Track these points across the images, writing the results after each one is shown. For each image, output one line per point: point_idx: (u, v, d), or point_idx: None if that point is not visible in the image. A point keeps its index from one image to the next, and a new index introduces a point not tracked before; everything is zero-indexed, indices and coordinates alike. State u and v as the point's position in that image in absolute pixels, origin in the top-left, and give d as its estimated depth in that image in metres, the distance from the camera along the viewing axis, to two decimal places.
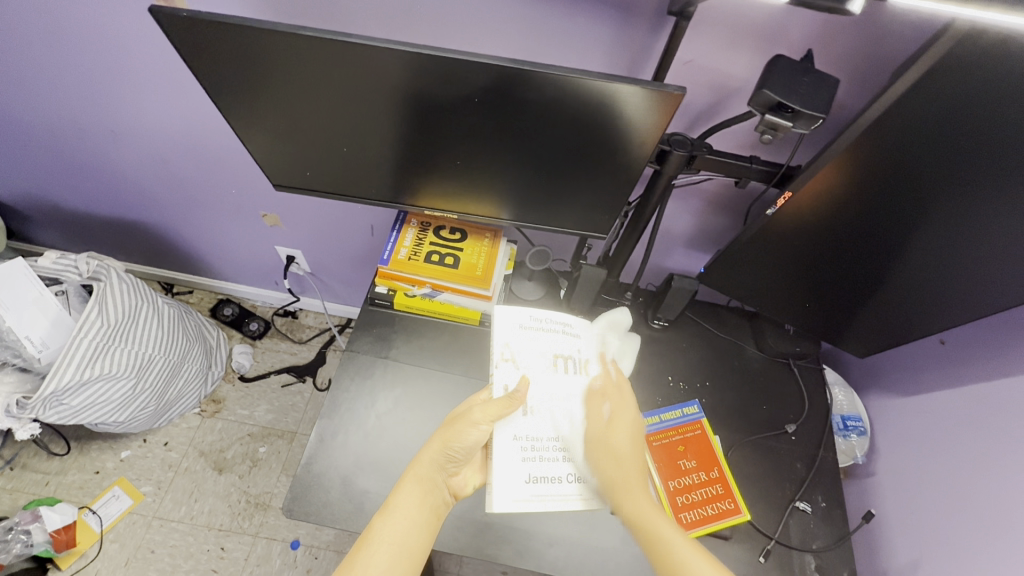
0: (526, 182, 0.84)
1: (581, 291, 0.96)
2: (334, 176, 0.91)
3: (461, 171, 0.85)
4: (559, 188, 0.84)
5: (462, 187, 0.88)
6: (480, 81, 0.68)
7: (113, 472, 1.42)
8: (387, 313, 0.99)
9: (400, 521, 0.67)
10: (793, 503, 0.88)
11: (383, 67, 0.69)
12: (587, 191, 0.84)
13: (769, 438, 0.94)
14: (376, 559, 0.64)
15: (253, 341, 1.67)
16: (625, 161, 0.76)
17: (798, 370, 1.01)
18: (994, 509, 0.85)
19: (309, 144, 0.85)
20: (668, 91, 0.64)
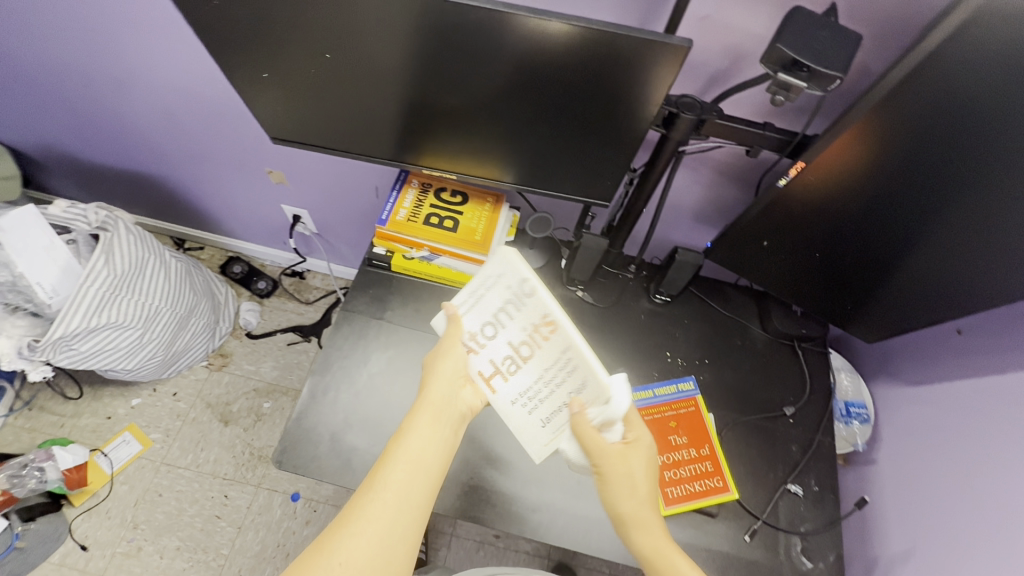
0: (528, 144, 0.82)
1: (582, 262, 0.93)
2: (333, 130, 0.89)
3: (462, 130, 0.82)
4: (560, 148, 0.81)
5: (462, 146, 0.86)
6: (484, 33, 0.65)
7: (124, 418, 1.48)
8: (385, 275, 0.98)
9: (418, 440, 0.66)
10: (783, 486, 0.87)
11: (380, 14, 0.65)
12: (589, 152, 0.80)
13: (765, 419, 0.92)
14: (394, 475, 0.62)
15: (260, 299, 1.70)
16: (629, 121, 0.73)
17: (802, 353, 0.98)
18: (994, 505, 0.82)
19: (308, 98, 0.82)
20: (676, 44, 0.60)
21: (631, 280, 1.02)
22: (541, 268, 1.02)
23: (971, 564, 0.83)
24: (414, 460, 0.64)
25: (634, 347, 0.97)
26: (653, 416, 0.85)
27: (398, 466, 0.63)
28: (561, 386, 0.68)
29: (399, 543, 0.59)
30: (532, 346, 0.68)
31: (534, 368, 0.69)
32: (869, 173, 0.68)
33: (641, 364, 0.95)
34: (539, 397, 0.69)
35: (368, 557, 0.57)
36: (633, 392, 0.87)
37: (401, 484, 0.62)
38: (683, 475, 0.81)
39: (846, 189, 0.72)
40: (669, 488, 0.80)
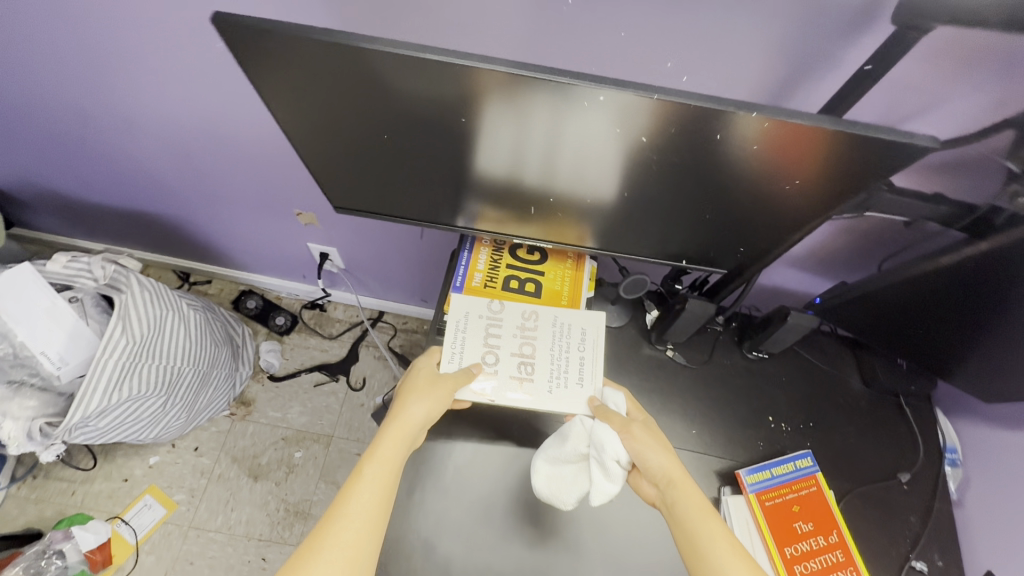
0: (643, 218, 0.70)
1: (682, 325, 0.85)
2: (400, 200, 0.76)
3: (567, 203, 0.70)
4: (663, 221, 0.70)
5: (546, 215, 0.74)
6: (638, 120, 0.53)
7: (142, 479, 1.36)
8: None
9: (388, 470, 0.65)
10: (908, 561, 0.81)
11: (504, 95, 0.53)
12: (700, 226, 0.70)
13: (879, 488, 0.86)
14: (364, 500, 0.61)
15: (280, 337, 1.57)
16: (764, 202, 0.62)
17: (910, 410, 0.91)
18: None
19: (382, 171, 0.70)
20: (910, 143, 0.48)
21: (720, 334, 0.94)
22: (624, 326, 0.93)
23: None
24: (384, 487, 0.63)
25: (733, 412, 0.89)
26: (774, 502, 0.78)
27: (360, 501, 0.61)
28: (572, 350, 0.79)
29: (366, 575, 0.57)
30: (529, 343, 0.79)
31: (543, 356, 0.79)
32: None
33: (743, 432, 0.87)
34: (562, 373, 0.78)
35: None
36: (750, 473, 0.80)
37: (370, 511, 0.60)
38: (814, 568, 0.74)
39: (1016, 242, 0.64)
40: None
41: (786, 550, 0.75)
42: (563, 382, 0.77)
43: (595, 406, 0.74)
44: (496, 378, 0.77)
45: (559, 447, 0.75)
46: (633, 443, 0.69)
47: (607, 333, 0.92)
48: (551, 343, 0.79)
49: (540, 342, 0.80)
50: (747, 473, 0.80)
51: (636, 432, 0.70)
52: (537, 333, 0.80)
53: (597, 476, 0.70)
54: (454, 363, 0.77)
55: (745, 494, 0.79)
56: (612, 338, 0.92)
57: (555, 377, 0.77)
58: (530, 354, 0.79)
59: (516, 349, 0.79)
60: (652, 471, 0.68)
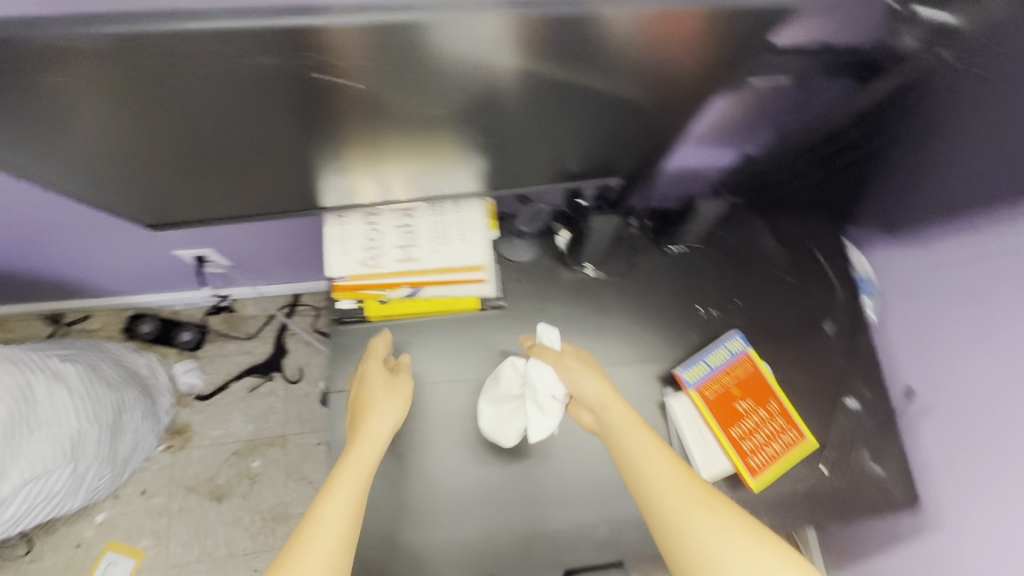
0: (538, 145, 0.63)
1: (594, 242, 0.79)
2: (220, 195, 0.64)
3: (432, 158, 0.62)
4: (537, 147, 0.62)
5: (409, 175, 0.65)
6: (468, 51, 0.44)
7: (96, 539, 1.27)
8: (363, 329, 0.78)
9: (360, 470, 0.61)
10: (841, 402, 0.87)
11: (288, 54, 0.41)
12: (577, 140, 0.62)
13: (808, 344, 0.89)
14: (332, 507, 0.57)
15: (194, 352, 1.42)
16: (634, 98, 0.55)
17: (825, 261, 0.93)
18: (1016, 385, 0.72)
19: (221, 168, 0.58)
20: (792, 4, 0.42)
21: (636, 236, 0.90)
22: (539, 257, 0.86)
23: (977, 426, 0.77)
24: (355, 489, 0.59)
25: (663, 312, 0.87)
26: (715, 391, 0.80)
27: (328, 525, 0.56)
28: (449, 212, 0.75)
29: None
30: (406, 213, 0.74)
31: (422, 221, 0.74)
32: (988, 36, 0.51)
33: (676, 329, 0.87)
34: (446, 236, 0.74)
35: None
36: (686, 372, 0.81)
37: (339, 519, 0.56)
38: (760, 440, 0.78)
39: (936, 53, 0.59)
40: (751, 460, 0.77)
41: (732, 433, 0.78)
42: (445, 241, 0.73)
43: (532, 346, 0.73)
44: (379, 251, 0.71)
45: (494, 387, 0.76)
46: (567, 373, 0.68)
47: (522, 269, 0.86)
48: (431, 241, 0.73)
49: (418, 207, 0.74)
50: (683, 372, 0.81)
51: (570, 361, 0.69)
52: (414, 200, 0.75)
53: (532, 411, 0.71)
54: (332, 270, 0.70)
55: (688, 392, 0.80)
56: (529, 274, 0.86)
57: (438, 238, 0.73)
58: (412, 256, 0.72)
59: (394, 223, 0.73)
60: (585, 397, 0.67)
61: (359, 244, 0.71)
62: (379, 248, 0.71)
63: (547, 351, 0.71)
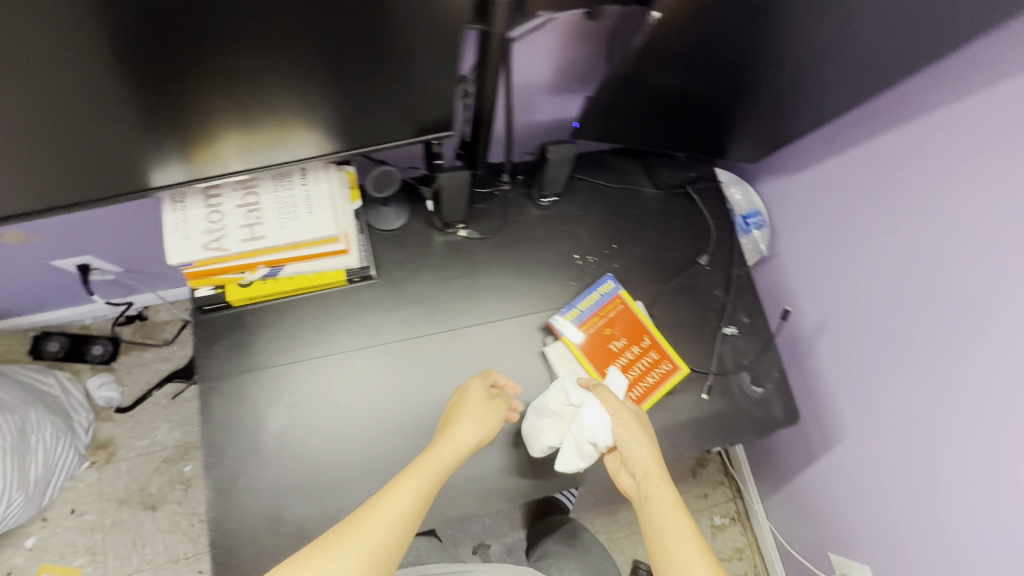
0: (367, 84, 0.61)
1: (452, 202, 0.78)
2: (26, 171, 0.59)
3: (266, 107, 0.61)
4: (367, 88, 0.62)
5: (248, 130, 0.63)
6: None
7: (28, 564, 1.25)
8: (227, 315, 0.77)
9: (414, 491, 0.64)
10: (720, 331, 0.89)
11: None
12: (405, 79, 0.62)
13: (687, 278, 0.91)
14: (376, 524, 0.60)
15: (108, 366, 1.38)
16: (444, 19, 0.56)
17: (698, 196, 0.95)
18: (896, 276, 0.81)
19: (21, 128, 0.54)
20: None
21: (509, 191, 0.90)
22: (409, 224, 0.86)
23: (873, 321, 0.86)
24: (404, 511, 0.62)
25: (540, 264, 0.88)
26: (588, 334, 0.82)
27: (384, 519, 0.61)
28: (295, 185, 0.73)
29: None
30: (250, 191, 0.72)
31: (267, 197, 0.72)
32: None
33: (554, 279, 0.87)
34: (293, 210, 0.72)
35: None
36: (558, 318, 0.82)
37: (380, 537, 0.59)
38: (634, 375, 0.82)
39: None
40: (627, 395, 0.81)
41: (607, 371, 0.81)
42: (294, 214, 0.72)
43: (597, 387, 0.74)
44: (222, 232, 0.69)
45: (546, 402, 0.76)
46: (625, 427, 0.71)
47: (393, 237, 0.85)
48: (278, 216, 0.71)
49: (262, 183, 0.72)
50: (556, 319, 0.82)
51: (628, 420, 0.72)
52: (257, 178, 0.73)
53: (569, 442, 0.72)
54: (173, 257, 0.68)
55: (562, 338, 0.82)
56: (400, 241, 0.85)
57: (285, 212, 0.71)
58: (258, 234, 0.70)
59: (238, 202, 0.71)
60: (632, 461, 0.71)
61: (200, 227, 0.69)
62: (222, 229, 0.69)
63: (612, 400, 0.73)
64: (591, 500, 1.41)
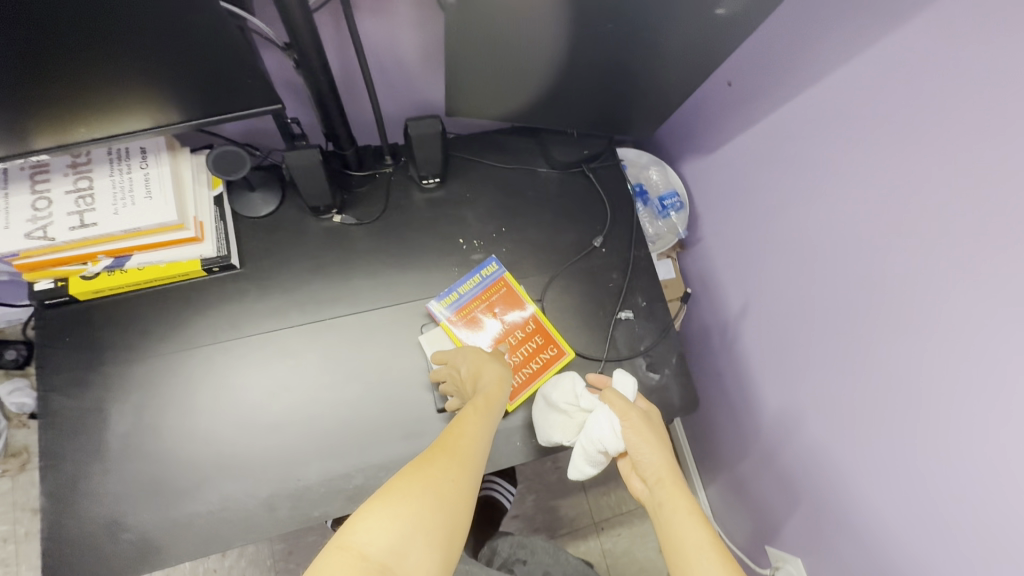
0: (159, 58, 0.55)
1: (310, 185, 0.75)
2: None
3: (47, 81, 0.54)
4: (160, 59, 0.55)
5: (39, 105, 0.57)
6: None
7: None
8: (76, 309, 0.73)
9: (483, 433, 0.59)
10: (615, 316, 0.84)
11: None
12: (199, 46, 0.55)
13: (581, 261, 0.86)
14: (467, 452, 0.55)
15: (24, 370, 1.34)
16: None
17: (595, 176, 0.90)
18: (803, 241, 0.77)
19: None
20: None
21: (391, 175, 0.85)
22: (279, 210, 0.81)
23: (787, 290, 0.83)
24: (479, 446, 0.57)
25: (423, 250, 0.83)
26: (468, 318, 0.79)
27: (468, 450, 0.55)
28: (133, 170, 0.69)
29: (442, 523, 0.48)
30: (83, 176, 0.67)
31: (101, 183, 0.67)
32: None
33: (437, 265, 0.83)
34: (129, 196, 0.68)
35: (390, 542, 0.45)
36: (435, 303, 0.78)
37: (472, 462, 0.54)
38: (517, 361, 0.79)
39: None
40: None
41: None
42: (128, 202, 0.67)
43: (608, 397, 0.66)
44: (48, 223, 0.65)
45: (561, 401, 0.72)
46: (636, 433, 0.63)
47: (262, 224, 0.80)
48: (111, 202, 0.67)
49: (97, 168, 0.68)
50: (433, 304, 0.79)
51: (637, 422, 0.63)
52: (93, 163, 0.68)
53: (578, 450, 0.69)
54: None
55: (441, 323, 0.78)
56: (270, 229, 0.80)
57: (120, 200, 0.67)
58: (88, 221, 0.66)
59: (69, 189, 0.67)
60: (642, 466, 0.62)
61: (27, 217, 0.65)
62: (49, 219, 0.65)
63: (623, 404, 0.65)
64: (530, 496, 1.36)
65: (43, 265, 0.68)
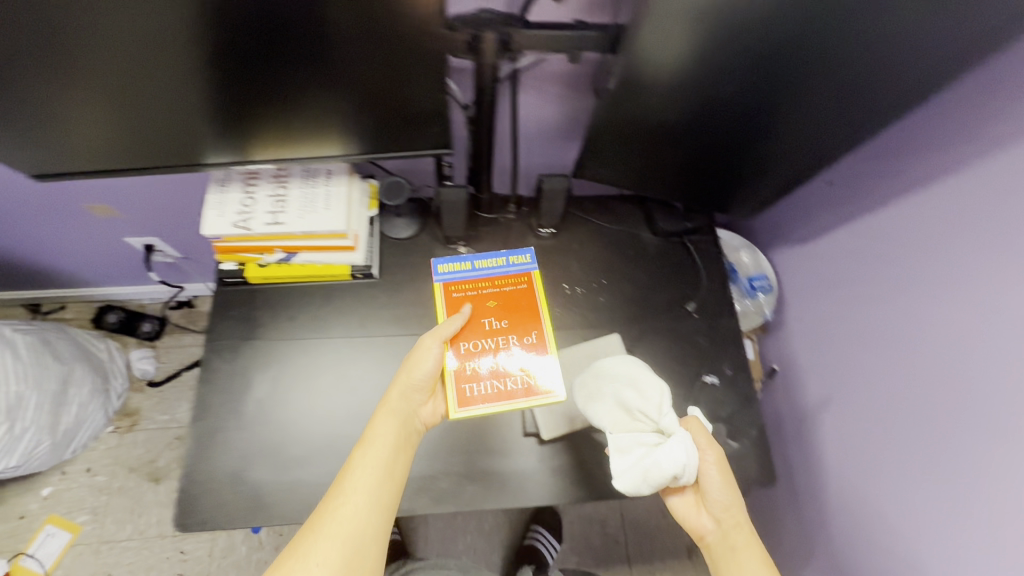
0: (374, 103, 0.71)
1: (451, 217, 0.88)
2: (115, 141, 0.74)
3: (288, 109, 0.71)
4: (373, 104, 0.71)
5: (270, 125, 0.74)
6: None
7: (40, 512, 1.35)
8: (243, 290, 0.88)
9: (382, 449, 0.69)
10: (699, 379, 0.89)
11: None
12: (405, 97, 0.70)
13: (672, 322, 0.92)
14: (362, 481, 0.66)
15: (152, 343, 1.54)
16: (427, 51, 0.63)
17: (693, 247, 0.98)
18: (893, 332, 0.81)
19: (105, 113, 0.69)
20: None
21: (512, 220, 0.97)
22: (415, 235, 0.95)
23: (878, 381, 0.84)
24: (379, 466, 0.68)
25: None
26: (462, 292, 0.75)
27: (365, 473, 0.67)
28: (319, 186, 0.85)
29: (368, 546, 0.63)
30: (281, 186, 0.84)
31: (294, 193, 0.84)
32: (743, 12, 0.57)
33: None
34: (313, 206, 0.83)
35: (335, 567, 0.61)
36: (442, 263, 0.77)
37: (371, 488, 0.66)
38: (490, 370, 0.72)
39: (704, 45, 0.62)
40: (467, 385, 0.71)
41: (461, 348, 0.73)
42: (312, 210, 0.83)
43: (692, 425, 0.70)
44: (250, 217, 0.81)
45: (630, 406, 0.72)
46: (715, 473, 0.68)
47: (399, 244, 0.94)
48: (299, 209, 0.82)
49: (293, 182, 0.84)
50: (439, 263, 0.77)
51: (717, 458, 0.68)
52: (290, 177, 0.85)
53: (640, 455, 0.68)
54: (206, 229, 0.80)
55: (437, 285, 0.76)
56: (406, 249, 0.94)
57: (306, 208, 0.82)
58: (279, 221, 0.81)
59: (270, 194, 0.83)
60: (714, 503, 0.68)
61: (235, 210, 0.81)
62: (251, 215, 0.81)
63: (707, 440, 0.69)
64: (574, 556, 1.34)
65: (234, 250, 0.84)
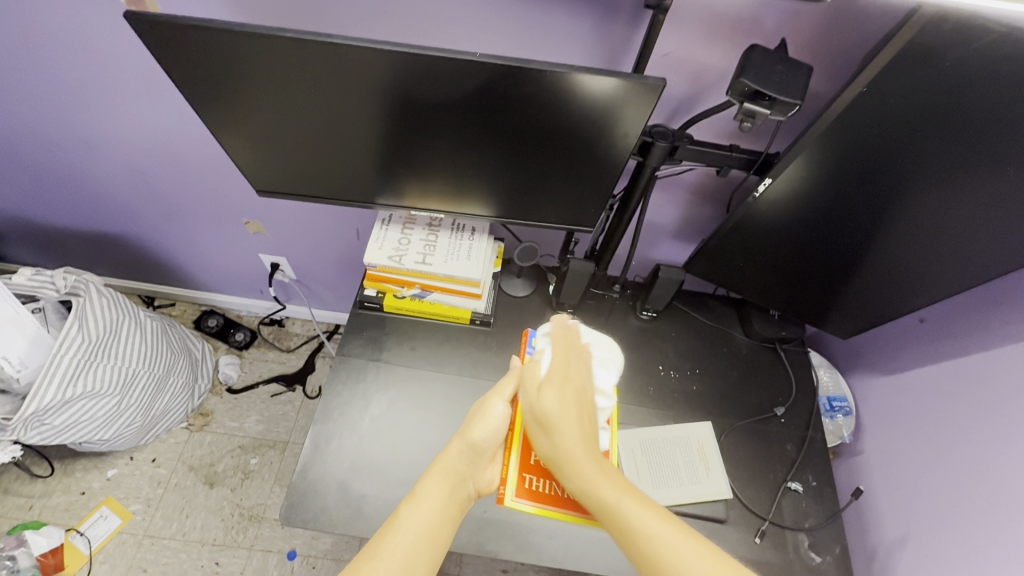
0: (542, 184, 0.82)
1: (570, 286, 0.98)
2: (311, 176, 0.86)
3: (467, 177, 0.82)
4: (541, 184, 0.82)
5: (443, 185, 0.85)
6: (510, 90, 0.66)
7: (99, 492, 1.40)
8: (377, 316, 0.99)
9: (424, 511, 0.61)
10: (785, 484, 0.90)
11: (398, 65, 0.64)
12: (569, 184, 0.82)
13: (759, 423, 0.96)
14: (400, 545, 0.58)
15: (240, 351, 1.65)
16: (609, 152, 0.75)
17: (785, 355, 1.03)
18: (986, 474, 0.82)
19: (321, 155, 0.81)
20: (646, 83, 0.63)
21: (617, 299, 1.07)
22: (530, 296, 1.05)
23: (963, 524, 0.84)
24: (422, 529, 0.60)
25: (626, 363, 1.00)
26: None
27: (405, 533, 0.59)
28: (464, 240, 0.97)
29: None
30: (433, 234, 0.96)
31: (443, 241, 0.96)
32: (869, 153, 0.67)
33: (635, 379, 0.98)
34: (457, 255, 0.94)
35: None
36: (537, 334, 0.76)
37: (408, 552, 0.57)
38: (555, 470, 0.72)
39: (811, 182, 0.73)
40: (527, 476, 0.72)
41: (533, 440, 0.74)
42: (456, 258, 0.94)
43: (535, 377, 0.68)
44: (404, 254, 0.93)
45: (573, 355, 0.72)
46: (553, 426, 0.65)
47: (515, 302, 1.04)
48: (445, 255, 0.94)
49: (443, 232, 0.97)
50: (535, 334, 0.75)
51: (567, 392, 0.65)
52: (442, 228, 0.98)
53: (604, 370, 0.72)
54: (366, 257, 0.92)
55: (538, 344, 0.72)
56: (519, 306, 1.03)
57: (451, 255, 0.94)
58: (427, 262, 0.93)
59: (422, 239, 0.96)
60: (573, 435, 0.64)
61: (392, 246, 0.94)
62: (405, 252, 0.93)
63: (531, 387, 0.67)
64: None
65: (381, 279, 0.95)
